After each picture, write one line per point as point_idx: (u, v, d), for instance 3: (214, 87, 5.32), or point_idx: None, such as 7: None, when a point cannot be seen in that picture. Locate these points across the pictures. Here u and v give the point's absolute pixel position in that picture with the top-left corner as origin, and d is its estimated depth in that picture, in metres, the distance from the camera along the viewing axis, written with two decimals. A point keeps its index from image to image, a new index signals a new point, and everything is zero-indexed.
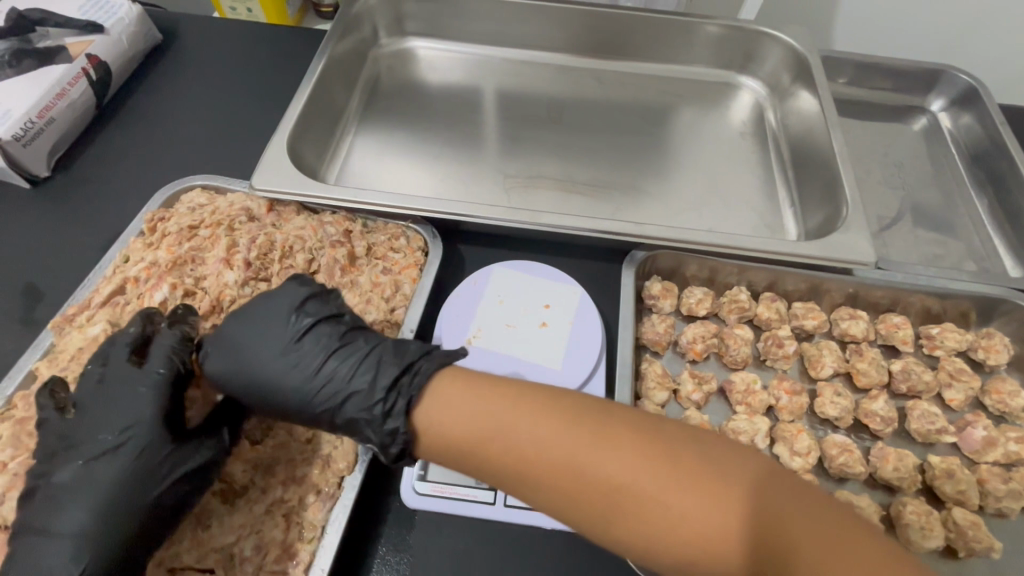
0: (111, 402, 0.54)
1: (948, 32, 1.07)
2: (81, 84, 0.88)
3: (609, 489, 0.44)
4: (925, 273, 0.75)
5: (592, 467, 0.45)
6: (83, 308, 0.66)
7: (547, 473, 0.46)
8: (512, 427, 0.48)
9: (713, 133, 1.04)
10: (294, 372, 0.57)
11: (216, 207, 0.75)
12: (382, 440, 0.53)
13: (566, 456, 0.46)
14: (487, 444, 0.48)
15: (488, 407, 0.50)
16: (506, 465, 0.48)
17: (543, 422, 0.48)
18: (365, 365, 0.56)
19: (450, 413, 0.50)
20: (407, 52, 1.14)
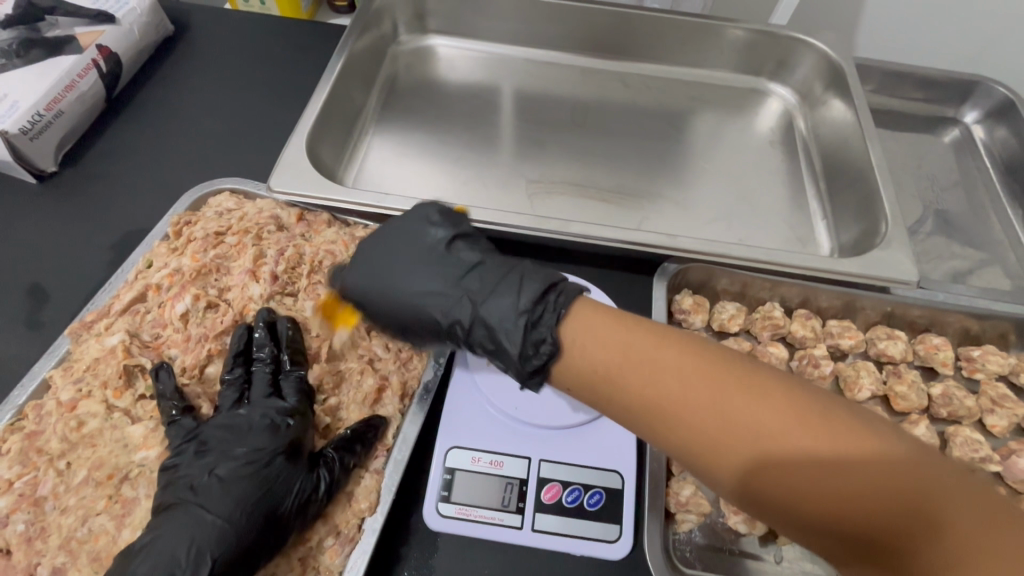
0: (234, 418, 0.57)
1: (985, 39, 1.03)
2: (91, 75, 0.85)
3: (742, 434, 0.43)
4: (965, 293, 0.72)
5: (736, 411, 0.43)
6: (103, 315, 0.63)
7: (688, 414, 0.45)
8: (655, 365, 0.47)
9: (741, 140, 1.01)
10: (439, 288, 0.58)
11: (245, 213, 0.72)
12: (526, 347, 0.52)
13: (706, 396, 0.44)
14: (618, 378, 0.48)
15: (622, 343, 0.49)
16: (643, 400, 0.47)
17: (680, 363, 0.47)
18: (497, 283, 0.57)
19: (589, 345, 0.50)
20: (427, 50, 1.11)
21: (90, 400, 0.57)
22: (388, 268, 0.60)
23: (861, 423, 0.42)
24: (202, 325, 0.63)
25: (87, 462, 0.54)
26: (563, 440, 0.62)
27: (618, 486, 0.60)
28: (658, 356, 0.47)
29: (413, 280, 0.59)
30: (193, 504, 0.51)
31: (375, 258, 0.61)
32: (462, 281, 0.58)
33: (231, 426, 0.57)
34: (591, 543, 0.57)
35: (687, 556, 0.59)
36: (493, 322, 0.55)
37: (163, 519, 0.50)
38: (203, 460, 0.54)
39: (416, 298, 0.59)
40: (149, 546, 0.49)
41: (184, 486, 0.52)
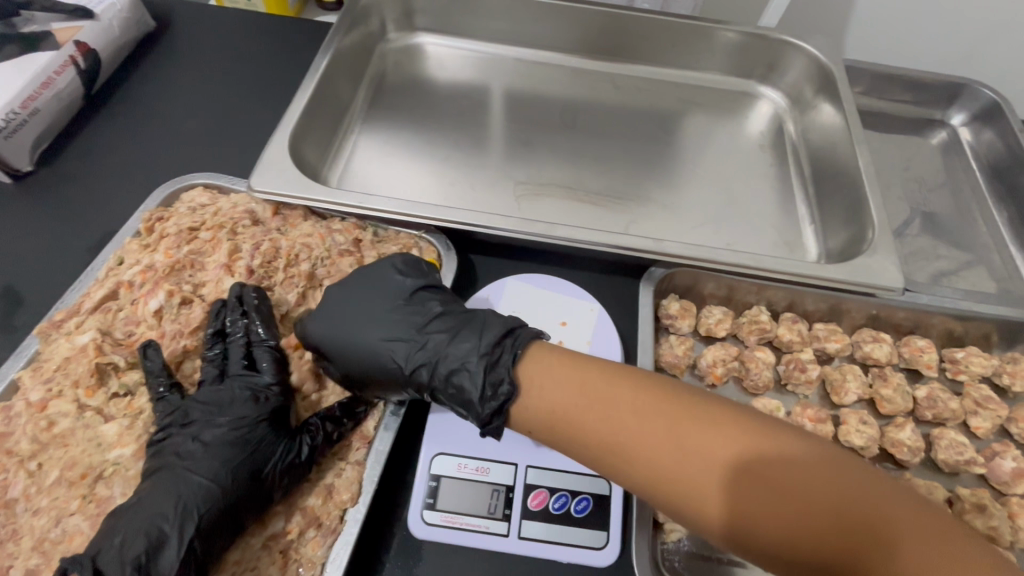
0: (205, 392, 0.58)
1: (973, 41, 1.04)
2: (69, 73, 0.83)
3: (696, 461, 0.44)
4: (951, 295, 0.72)
5: (686, 444, 0.45)
6: (72, 314, 0.61)
7: (641, 450, 0.46)
8: (609, 403, 0.49)
9: (730, 143, 1.01)
10: (395, 347, 0.60)
11: (220, 209, 0.71)
12: (484, 389, 0.54)
13: (659, 428, 0.46)
14: (573, 413, 0.49)
15: (577, 381, 0.51)
16: (597, 435, 0.48)
17: (633, 401, 0.48)
18: (454, 334, 0.59)
19: (547, 381, 0.52)
20: (415, 48, 1.10)
21: (61, 399, 0.55)
22: (354, 320, 0.61)
23: (808, 445, 0.44)
24: (177, 321, 0.62)
25: (60, 462, 0.52)
26: (550, 445, 0.61)
27: (605, 492, 0.59)
28: (614, 392, 0.49)
29: (372, 335, 0.60)
30: (179, 467, 0.51)
31: (336, 320, 0.61)
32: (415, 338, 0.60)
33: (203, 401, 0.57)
34: (578, 550, 0.57)
35: (675, 566, 0.58)
36: (452, 374, 0.56)
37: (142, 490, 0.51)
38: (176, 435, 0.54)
39: (375, 348, 0.59)
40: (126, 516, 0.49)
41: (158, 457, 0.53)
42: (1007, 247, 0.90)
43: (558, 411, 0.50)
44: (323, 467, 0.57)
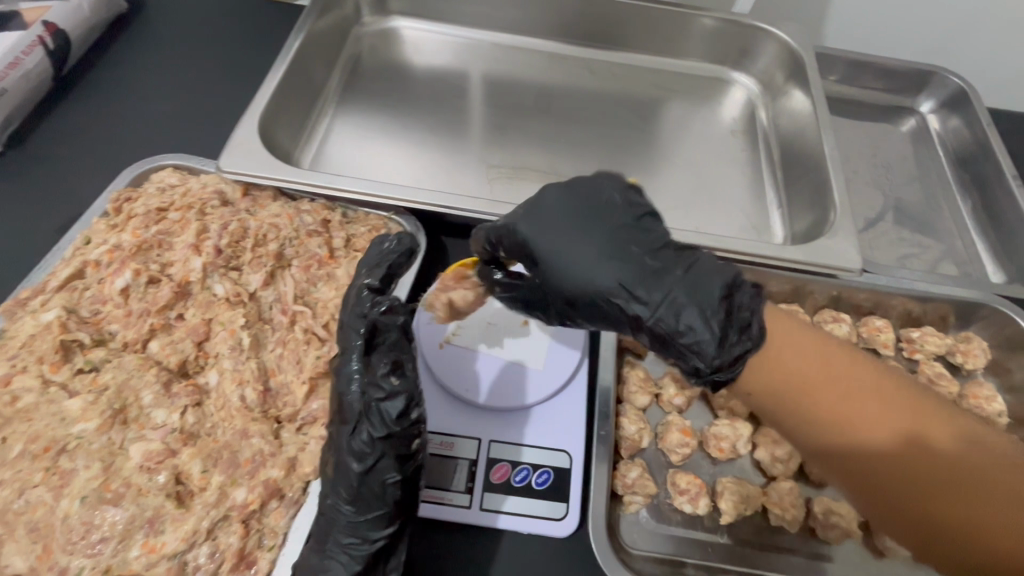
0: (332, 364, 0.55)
1: (941, 30, 1.05)
2: (37, 53, 0.82)
3: (899, 451, 0.44)
4: (908, 276, 0.74)
5: (881, 415, 0.45)
6: (38, 292, 0.62)
7: (854, 429, 0.45)
8: (833, 380, 0.47)
9: (703, 128, 1.02)
10: (612, 273, 0.50)
11: (188, 189, 0.72)
12: (713, 322, 0.47)
13: (873, 408, 0.45)
14: (787, 384, 0.48)
15: (870, 368, 0.48)
16: (803, 409, 0.47)
17: (834, 371, 0.47)
18: (659, 274, 0.49)
19: (772, 346, 0.49)
20: (391, 32, 1.09)
21: (26, 374, 0.55)
22: (565, 221, 0.53)
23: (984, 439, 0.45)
24: (143, 300, 0.62)
25: (23, 436, 0.52)
26: (512, 420, 0.63)
27: (565, 465, 0.61)
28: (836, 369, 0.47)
29: (574, 235, 0.52)
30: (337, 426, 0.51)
31: (534, 219, 0.54)
32: (621, 262, 0.50)
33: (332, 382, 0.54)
34: (539, 521, 0.58)
35: (634, 537, 0.60)
36: (667, 296, 0.48)
37: (332, 502, 0.50)
38: (351, 448, 0.49)
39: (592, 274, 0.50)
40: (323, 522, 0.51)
41: (332, 459, 0.50)
42: (969, 232, 0.92)
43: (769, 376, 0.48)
44: (285, 441, 0.57)
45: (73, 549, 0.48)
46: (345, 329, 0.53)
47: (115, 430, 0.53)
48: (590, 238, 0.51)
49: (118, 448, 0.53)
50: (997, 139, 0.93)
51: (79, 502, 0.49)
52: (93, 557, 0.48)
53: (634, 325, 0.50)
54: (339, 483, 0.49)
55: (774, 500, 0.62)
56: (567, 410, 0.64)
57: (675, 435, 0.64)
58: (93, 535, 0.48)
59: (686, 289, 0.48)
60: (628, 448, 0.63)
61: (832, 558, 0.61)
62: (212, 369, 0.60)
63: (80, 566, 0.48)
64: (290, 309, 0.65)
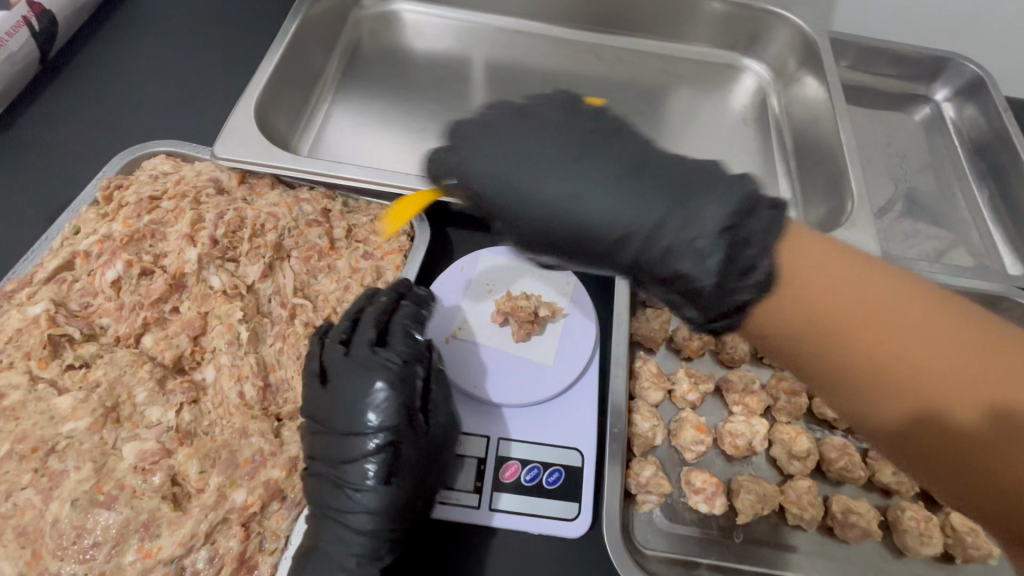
0: (346, 385, 0.53)
1: (959, 15, 1.02)
2: (22, 34, 0.78)
3: (1007, 427, 0.34)
4: (927, 268, 0.72)
5: (916, 358, 0.36)
6: (25, 284, 0.59)
7: (932, 401, 0.36)
8: (912, 335, 0.36)
9: (712, 116, 0.99)
10: (584, 187, 0.44)
11: (182, 177, 0.68)
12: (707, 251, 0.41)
13: (967, 367, 0.35)
14: (848, 342, 0.37)
15: (942, 312, 0.37)
16: (867, 374, 0.37)
17: (868, 301, 0.37)
18: (637, 189, 0.43)
19: (832, 287, 0.37)
20: (392, 16, 1.06)
21: (12, 371, 0.53)
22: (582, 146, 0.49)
23: None
24: (136, 293, 0.59)
25: (10, 435, 0.50)
26: (522, 417, 0.61)
27: (577, 464, 0.59)
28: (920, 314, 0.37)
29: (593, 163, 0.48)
30: (340, 433, 0.52)
31: (516, 124, 0.47)
32: (602, 174, 0.44)
33: (340, 403, 0.53)
34: (550, 522, 0.56)
35: (647, 537, 0.58)
36: (664, 212, 0.42)
37: (379, 518, 0.51)
38: (421, 465, 0.53)
39: (564, 186, 0.44)
40: (357, 541, 0.50)
41: (384, 478, 0.51)
42: (985, 223, 0.90)
43: (825, 334, 0.38)
44: (287, 440, 0.55)
45: (64, 554, 0.46)
46: (388, 353, 0.55)
47: (107, 429, 0.51)
48: (578, 146, 0.45)
49: (111, 448, 0.50)
50: (1015, 127, 0.91)
51: (69, 505, 0.47)
52: (85, 563, 0.45)
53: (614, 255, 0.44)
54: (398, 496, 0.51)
55: (792, 499, 0.59)
56: (577, 407, 0.62)
57: (689, 432, 0.62)
58: (84, 539, 0.46)
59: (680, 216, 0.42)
60: (640, 445, 0.61)
61: (851, 559, 0.59)
62: (208, 364, 0.57)
63: (71, 572, 0.45)
64: (289, 302, 0.62)
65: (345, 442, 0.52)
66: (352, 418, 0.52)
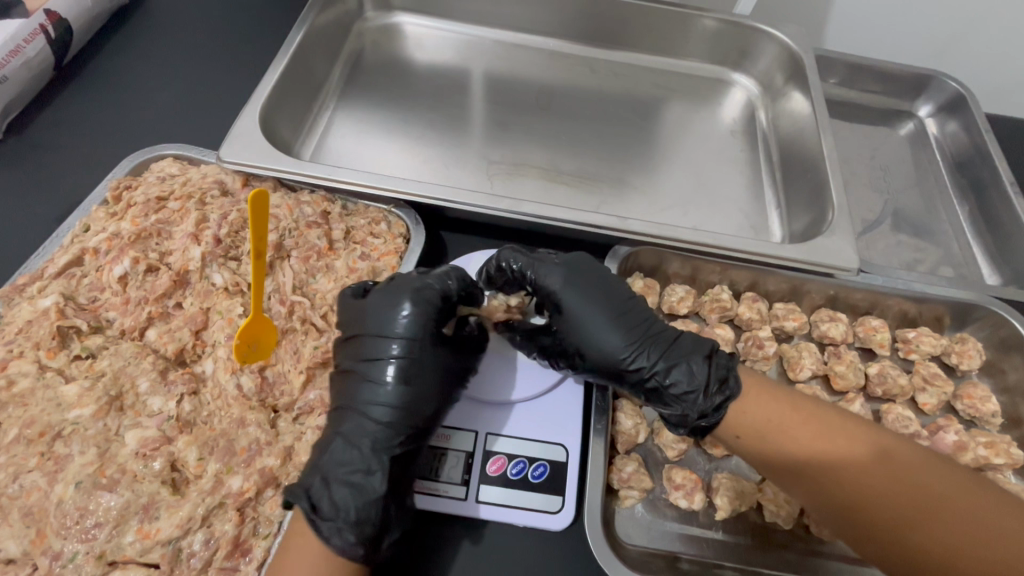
0: (391, 304, 0.58)
1: (943, 35, 1.06)
2: (39, 42, 0.81)
3: (854, 480, 0.52)
4: (905, 277, 0.75)
5: (801, 444, 0.55)
6: (36, 279, 0.62)
7: (840, 463, 0.53)
8: (810, 434, 0.55)
9: (702, 128, 1.02)
10: (617, 334, 0.62)
11: (189, 179, 0.71)
12: (701, 383, 0.59)
13: (851, 446, 0.54)
14: (786, 444, 0.55)
15: (822, 417, 0.56)
16: (803, 462, 0.54)
17: (808, 416, 0.56)
18: (621, 315, 0.63)
19: (787, 424, 0.56)
20: (394, 28, 1.10)
21: (22, 360, 0.55)
22: (580, 280, 0.64)
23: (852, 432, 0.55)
24: (142, 288, 0.62)
25: (19, 420, 0.52)
26: (510, 414, 0.63)
27: (562, 459, 0.61)
28: (828, 426, 0.55)
29: (589, 302, 0.63)
30: (374, 338, 0.57)
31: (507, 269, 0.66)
32: (625, 327, 0.62)
33: (371, 319, 0.58)
34: (535, 514, 0.58)
35: (629, 531, 0.60)
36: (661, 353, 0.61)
37: (393, 418, 0.55)
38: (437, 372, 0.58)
39: (601, 332, 0.62)
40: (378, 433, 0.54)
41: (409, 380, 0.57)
42: (966, 234, 0.93)
43: (780, 436, 0.55)
44: (282, 430, 0.57)
45: (67, 533, 0.48)
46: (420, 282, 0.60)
47: (111, 417, 0.53)
48: (575, 289, 0.64)
49: (114, 435, 0.53)
50: (994, 142, 0.94)
51: (74, 487, 0.49)
52: (87, 542, 0.48)
53: (620, 376, 0.62)
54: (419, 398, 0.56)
55: (770, 496, 0.62)
56: (564, 405, 0.65)
57: (671, 430, 0.65)
58: (87, 520, 0.48)
59: (660, 347, 0.62)
60: (624, 443, 0.64)
61: (825, 555, 0.61)
62: (208, 358, 0.60)
63: (74, 551, 0.47)
64: (288, 299, 0.64)
65: (375, 344, 0.57)
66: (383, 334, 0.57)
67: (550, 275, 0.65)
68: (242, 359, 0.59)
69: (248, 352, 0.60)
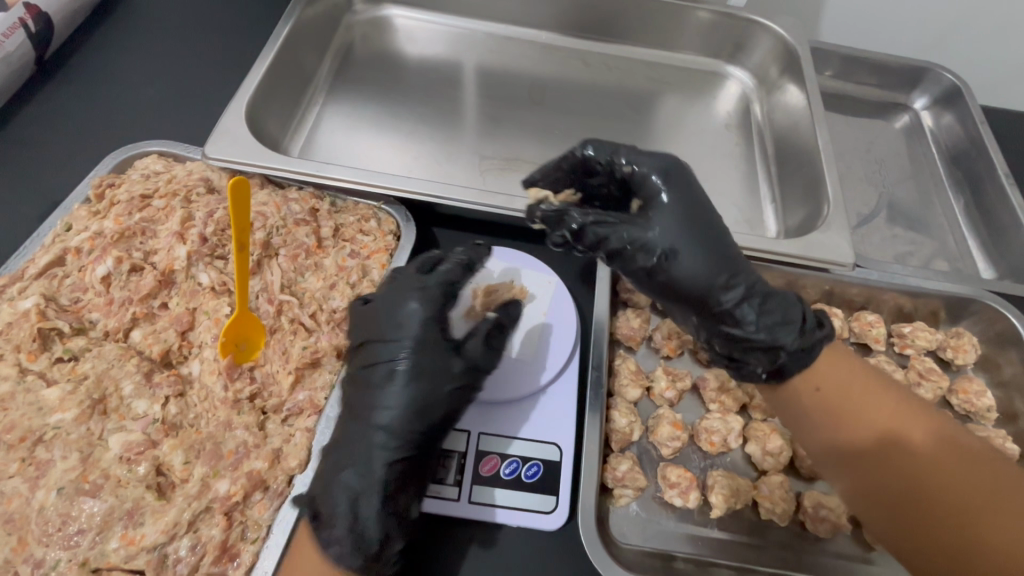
0: (381, 305, 0.58)
1: (940, 26, 1.05)
2: (18, 36, 0.80)
3: (886, 460, 0.53)
4: (901, 271, 0.74)
5: (843, 416, 0.55)
6: (16, 279, 0.60)
7: (870, 439, 0.54)
8: (861, 411, 0.55)
9: (697, 122, 1.01)
10: (714, 252, 0.56)
11: (173, 176, 0.70)
12: (797, 326, 0.56)
13: (883, 428, 0.54)
14: (822, 418, 0.56)
15: (891, 395, 0.55)
16: (851, 443, 0.54)
17: (875, 392, 0.55)
18: (716, 235, 0.57)
19: (837, 398, 0.56)
20: (384, 21, 1.08)
21: (2, 363, 0.54)
22: (685, 188, 0.58)
23: (910, 417, 0.54)
24: (125, 289, 0.60)
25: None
26: (503, 415, 0.63)
27: (555, 458, 0.60)
28: (886, 398, 0.55)
29: (680, 220, 0.57)
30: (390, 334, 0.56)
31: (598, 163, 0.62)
32: (718, 249, 0.56)
33: (384, 305, 0.57)
34: (528, 514, 0.58)
35: (623, 530, 0.60)
36: (756, 281, 0.57)
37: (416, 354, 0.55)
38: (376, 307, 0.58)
39: (697, 253, 0.56)
40: (386, 434, 0.53)
41: (421, 382, 0.55)
42: (961, 228, 0.92)
43: (825, 404, 0.56)
44: (270, 432, 0.56)
45: (49, 541, 0.47)
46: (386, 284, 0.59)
47: (93, 421, 0.52)
48: (678, 198, 0.58)
49: (98, 439, 0.52)
50: (988, 134, 0.94)
51: (56, 493, 0.48)
52: (70, 549, 0.47)
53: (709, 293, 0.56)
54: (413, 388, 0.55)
55: (765, 493, 0.61)
56: (558, 403, 0.64)
57: (666, 428, 0.64)
58: (69, 527, 0.47)
59: (753, 277, 0.57)
60: (619, 441, 0.63)
61: (822, 551, 0.61)
62: (195, 359, 0.59)
63: (56, 559, 0.46)
64: (276, 298, 0.63)
65: (385, 347, 0.56)
66: (383, 339, 0.56)
67: (651, 169, 0.59)
68: (229, 356, 0.58)
69: (236, 351, 0.59)
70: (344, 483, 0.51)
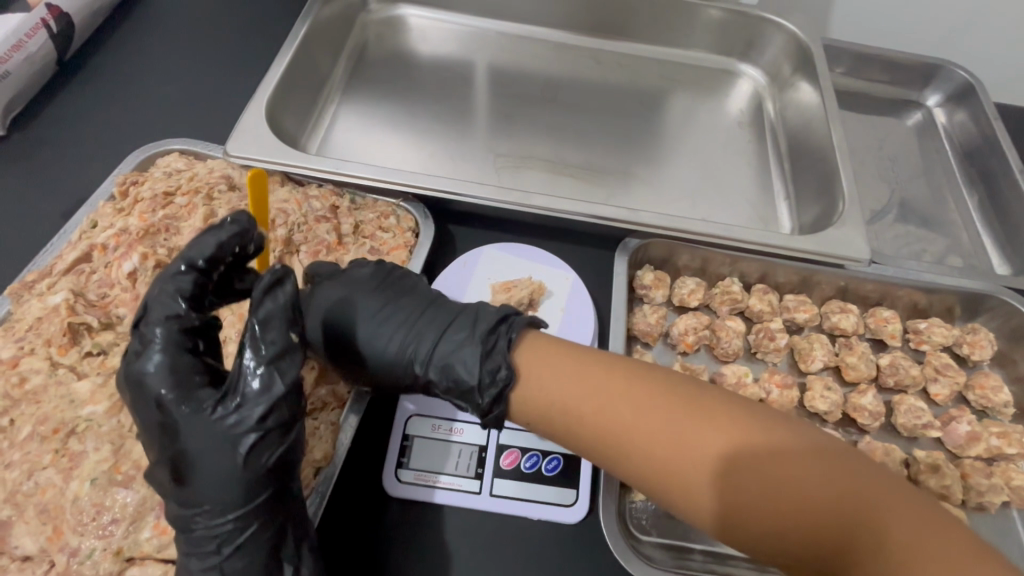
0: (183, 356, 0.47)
1: (953, 23, 1.05)
2: (41, 36, 0.81)
3: (746, 470, 0.47)
4: (915, 268, 0.75)
5: (705, 435, 0.48)
6: (45, 275, 0.61)
7: (756, 453, 0.47)
8: (626, 419, 0.50)
9: (709, 120, 1.02)
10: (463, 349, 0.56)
11: (196, 173, 0.71)
12: None
13: (748, 441, 0.48)
14: (653, 441, 0.49)
15: (617, 386, 0.52)
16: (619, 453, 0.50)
17: (632, 392, 0.52)
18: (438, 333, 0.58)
19: (593, 406, 0.52)
20: (397, 20, 1.09)
21: (33, 357, 0.55)
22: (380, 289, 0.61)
23: (659, 410, 0.50)
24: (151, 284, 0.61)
25: (32, 418, 0.52)
26: None
27: (575, 452, 0.61)
28: (638, 389, 0.52)
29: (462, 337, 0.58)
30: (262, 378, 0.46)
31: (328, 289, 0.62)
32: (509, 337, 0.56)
33: (168, 362, 0.46)
34: (549, 507, 0.58)
35: (643, 524, 0.60)
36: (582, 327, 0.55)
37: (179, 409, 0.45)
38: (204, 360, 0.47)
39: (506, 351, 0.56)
40: (225, 439, 0.45)
41: (199, 440, 0.45)
42: (975, 225, 0.92)
43: (584, 413, 0.52)
44: None
45: (83, 530, 0.48)
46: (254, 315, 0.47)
47: (124, 413, 0.53)
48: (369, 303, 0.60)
49: (128, 431, 0.52)
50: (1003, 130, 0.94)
51: (89, 484, 0.49)
52: (104, 538, 0.48)
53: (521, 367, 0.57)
54: (184, 391, 0.46)
55: None
56: None
57: None
58: (103, 516, 0.48)
59: None
60: None
61: None
62: None
63: (91, 548, 0.47)
64: None
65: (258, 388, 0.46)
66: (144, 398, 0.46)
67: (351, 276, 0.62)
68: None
69: None
70: (203, 481, 0.46)
